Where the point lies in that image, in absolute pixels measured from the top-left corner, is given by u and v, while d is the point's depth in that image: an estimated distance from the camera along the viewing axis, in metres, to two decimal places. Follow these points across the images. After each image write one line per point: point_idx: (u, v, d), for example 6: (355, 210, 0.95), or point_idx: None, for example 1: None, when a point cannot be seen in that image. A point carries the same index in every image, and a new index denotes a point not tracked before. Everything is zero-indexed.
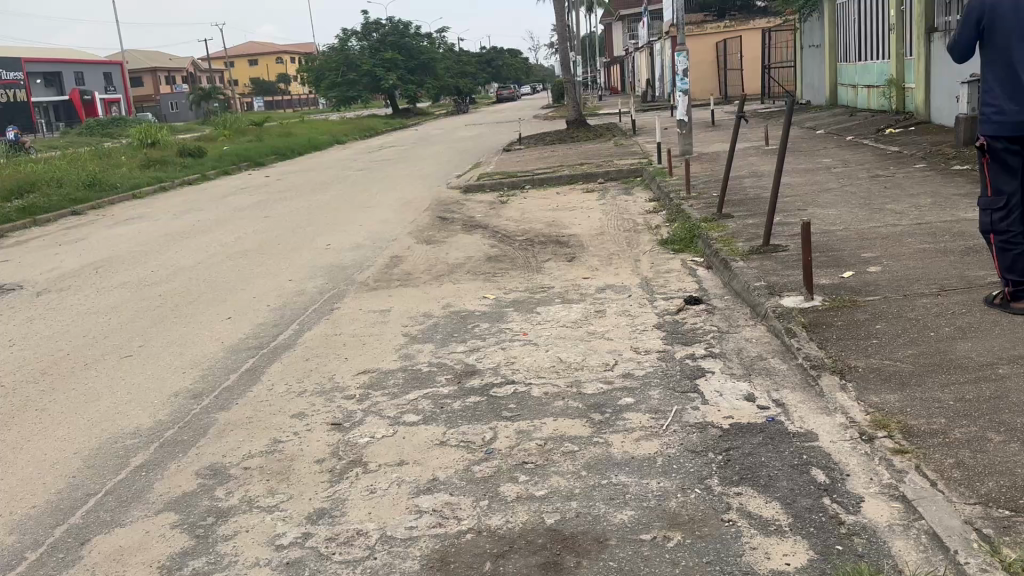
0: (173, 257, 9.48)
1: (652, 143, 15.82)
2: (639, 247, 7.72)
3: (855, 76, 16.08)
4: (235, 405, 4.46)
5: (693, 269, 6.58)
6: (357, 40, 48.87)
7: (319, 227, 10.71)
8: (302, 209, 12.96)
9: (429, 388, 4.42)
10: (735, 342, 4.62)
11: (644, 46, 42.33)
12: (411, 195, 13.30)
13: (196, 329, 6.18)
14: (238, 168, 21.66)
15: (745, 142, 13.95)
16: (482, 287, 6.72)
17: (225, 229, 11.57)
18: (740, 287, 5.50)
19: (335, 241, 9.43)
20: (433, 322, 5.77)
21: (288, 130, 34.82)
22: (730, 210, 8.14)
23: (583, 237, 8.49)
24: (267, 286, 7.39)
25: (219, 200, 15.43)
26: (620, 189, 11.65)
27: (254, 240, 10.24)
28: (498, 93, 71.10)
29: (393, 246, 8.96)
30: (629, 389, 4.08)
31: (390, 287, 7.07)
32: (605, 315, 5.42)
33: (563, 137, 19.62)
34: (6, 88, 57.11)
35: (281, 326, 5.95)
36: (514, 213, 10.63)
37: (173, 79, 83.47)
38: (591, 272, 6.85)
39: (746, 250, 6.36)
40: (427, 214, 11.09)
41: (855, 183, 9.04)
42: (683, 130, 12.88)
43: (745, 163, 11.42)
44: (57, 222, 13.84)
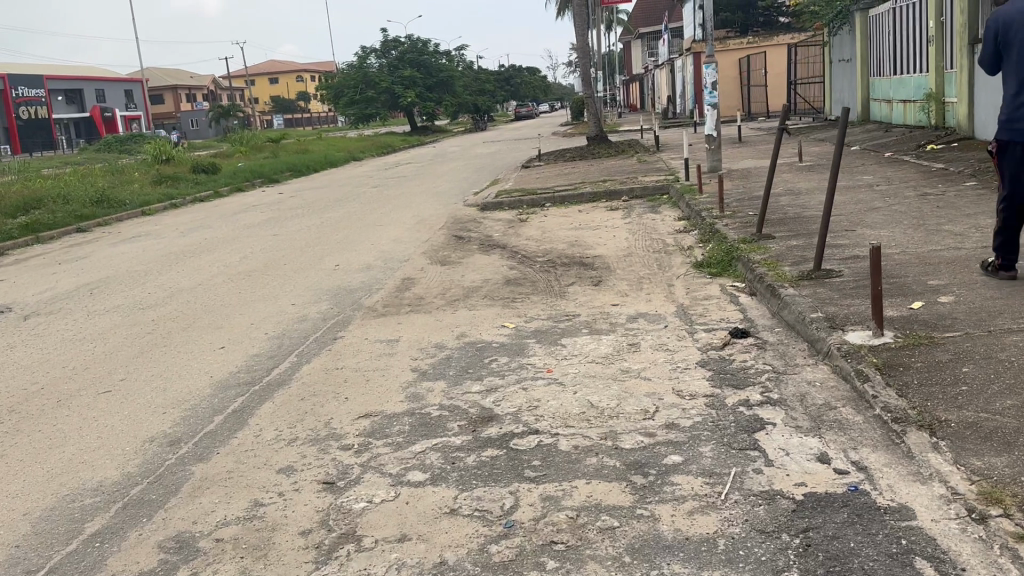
0: (173, 278, 8.98)
1: (678, 159, 15.20)
2: (671, 270, 7.08)
3: (889, 91, 15.41)
4: (216, 456, 3.88)
5: (734, 295, 5.94)
6: (376, 58, 48.90)
7: (328, 246, 10.16)
8: (312, 227, 12.45)
9: (438, 438, 3.79)
10: (796, 388, 3.98)
11: (665, 64, 41.80)
12: (426, 212, 12.77)
13: (185, 360, 5.62)
14: (251, 184, 21.29)
15: (776, 158, 13.29)
16: (500, 315, 6.11)
17: (230, 248, 11.07)
18: (793, 318, 4.88)
19: (344, 262, 8.87)
20: (445, 354, 5.17)
21: (305, 147, 34.58)
22: (770, 230, 7.50)
23: (608, 259, 7.86)
24: (266, 312, 6.83)
25: (228, 218, 14.98)
26: (646, 207, 11.03)
27: (260, 260, 9.72)
28: (517, 111, 70.86)
29: (405, 267, 8.38)
30: (675, 444, 3.44)
31: (399, 312, 6.49)
32: (639, 349, 4.79)
33: (584, 153, 19.06)
34: (28, 106, 57.83)
35: (276, 358, 5.37)
36: (534, 232, 10.04)
37: (194, 97, 84.21)
38: (620, 298, 6.23)
39: (795, 275, 5.74)
40: (442, 233, 10.52)
41: (903, 202, 8.36)
42: (711, 145, 12.28)
43: (780, 180, 10.77)
44: (61, 240, 13.45)
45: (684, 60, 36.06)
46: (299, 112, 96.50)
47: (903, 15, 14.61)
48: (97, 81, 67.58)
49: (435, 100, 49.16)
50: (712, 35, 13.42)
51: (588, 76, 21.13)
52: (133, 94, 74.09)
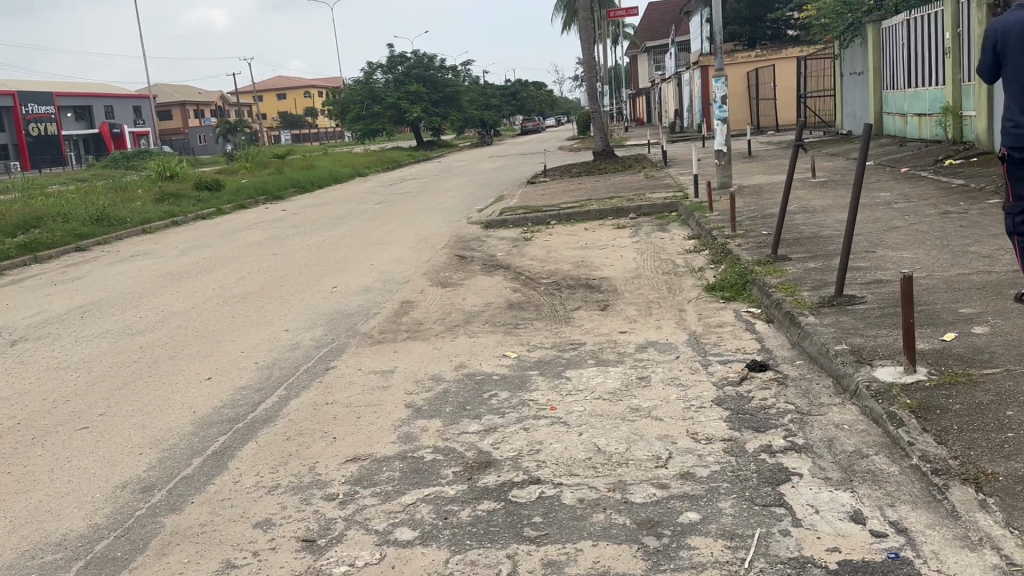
0: (167, 301, 8.71)
1: (687, 175, 14.91)
2: (682, 293, 6.77)
3: (904, 104, 15.10)
4: (190, 505, 3.56)
5: (750, 322, 5.62)
6: (382, 73, 48.94)
7: (328, 267, 9.88)
8: (313, 246, 12.19)
9: (430, 487, 3.47)
10: (823, 432, 3.66)
11: (671, 78, 41.64)
12: (429, 230, 12.49)
13: (169, 393, 5.32)
14: (255, 201, 21.09)
15: (788, 174, 12.98)
16: (502, 343, 5.79)
17: (229, 268, 10.80)
18: (816, 350, 4.58)
19: (343, 283, 8.58)
20: (442, 387, 4.85)
21: (311, 163, 34.46)
22: (785, 251, 7.17)
23: (616, 281, 7.54)
24: (258, 339, 6.53)
25: (229, 236, 14.75)
26: (654, 225, 10.73)
27: (257, 281, 9.44)
28: (523, 126, 70.90)
29: (404, 290, 8.08)
30: (691, 499, 3.11)
31: (395, 339, 6.18)
32: (649, 384, 4.46)
33: (590, 169, 18.79)
34: (37, 122, 58.12)
35: (264, 392, 5.06)
36: (539, 252, 9.73)
37: (202, 113, 84.58)
38: (628, 324, 5.91)
39: (815, 302, 5.44)
40: (444, 252, 10.24)
41: (924, 220, 8.03)
42: (722, 160, 12.01)
43: (793, 197, 10.45)
44: (59, 259, 13.23)
45: (691, 73, 35.88)
46: (307, 127, 96.84)
47: (917, 27, 14.35)
48: (106, 98, 67.94)
49: (441, 115, 49.09)
50: (721, 48, 13.13)
51: (595, 90, 20.88)
52: (141, 110, 74.41)
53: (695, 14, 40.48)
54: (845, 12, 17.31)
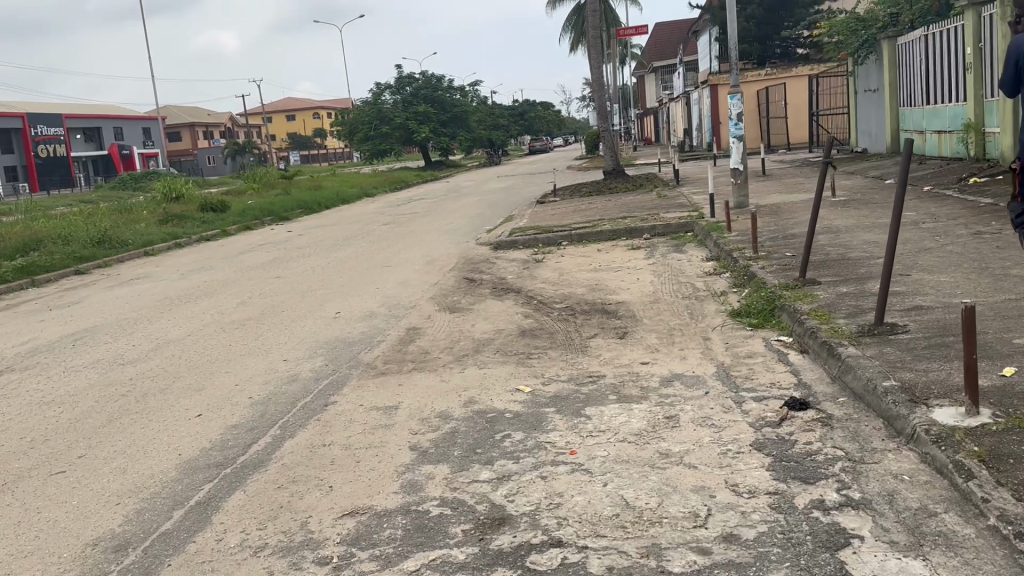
0: (163, 328, 8.35)
1: (701, 194, 14.53)
2: (706, 319, 6.35)
3: (923, 121, 14.72)
4: (165, 569, 3.16)
5: (782, 353, 5.21)
6: (390, 94, 48.96)
7: (331, 291, 9.52)
8: (317, 269, 11.84)
9: (436, 549, 3.06)
10: (881, 484, 3.25)
11: (680, 97, 41.46)
12: (436, 252, 12.13)
13: (155, 433, 4.94)
14: (260, 222, 20.83)
15: (807, 193, 12.59)
16: (514, 375, 5.38)
17: (229, 293, 10.46)
18: (861, 387, 4.18)
19: (345, 308, 8.20)
20: (450, 426, 4.42)
21: (318, 183, 34.29)
22: (813, 275, 6.76)
23: (633, 306, 7.14)
24: (254, 370, 6.15)
25: (232, 258, 14.44)
26: (670, 246, 10.34)
27: (258, 306, 9.08)
28: (531, 145, 70.86)
29: (410, 315, 7.70)
30: (737, 569, 2.70)
31: (400, 370, 5.78)
32: (678, 425, 4.04)
33: (600, 188, 18.44)
34: (47, 144, 58.40)
35: (257, 433, 4.66)
36: (551, 274, 9.34)
37: (211, 134, 84.94)
38: (650, 354, 5.50)
39: (853, 331, 5.04)
40: (453, 275, 9.86)
41: (957, 241, 7.62)
42: (738, 179, 11.65)
43: (815, 217, 10.04)
44: (57, 283, 12.94)
45: (700, 92, 35.62)
46: (315, 148, 97.15)
47: (935, 43, 14.00)
48: (115, 120, 68.30)
49: (449, 135, 48.98)
50: (735, 63, 12.76)
51: (604, 109, 20.55)
52: (150, 131, 74.75)
53: (704, 33, 40.32)
54: (858, 29, 16.97)
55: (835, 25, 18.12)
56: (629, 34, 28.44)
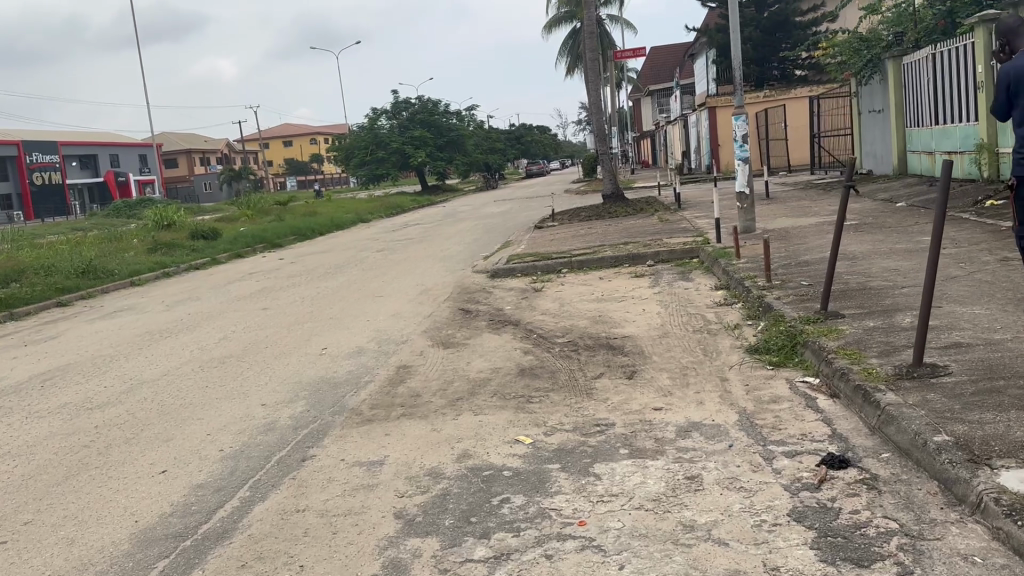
0: (138, 367, 7.84)
1: (704, 218, 14.09)
2: (721, 356, 5.85)
3: (932, 141, 14.33)
4: None
5: (811, 397, 4.72)
6: (386, 119, 48.82)
7: (319, 323, 9.02)
8: (307, 299, 11.34)
9: None
10: (949, 569, 2.73)
11: (677, 121, 41.31)
12: (431, 281, 11.65)
13: (113, 494, 4.42)
14: (251, 249, 20.39)
15: (815, 218, 12.14)
16: (513, 421, 4.85)
17: (213, 326, 9.97)
18: (908, 442, 3.68)
19: (333, 344, 7.70)
20: (441, 488, 3.90)
21: (313, 209, 33.92)
22: (835, 307, 6.26)
23: (641, 341, 6.64)
24: (230, 417, 5.64)
25: (220, 288, 13.95)
26: (675, 273, 9.87)
27: (240, 341, 8.58)
28: (528, 169, 70.72)
29: (402, 351, 7.19)
30: None
31: (386, 416, 5.24)
32: (702, 488, 3.53)
33: (600, 212, 18.01)
34: (42, 171, 58.21)
35: (224, 495, 4.14)
36: (551, 305, 8.84)
37: (208, 160, 84.83)
38: (663, 399, 4.98)
39: (889, 374, 4.54)
40: (448, 306, 9.36)
41: (984, 269, 7.15)
42: (745, 203, 11.23)
43: (827, 243, 9.58)
44: (37, 316, 12.46)
45: (698, 115, 35.40)
46: (312, 173, 97.05)
47: (943, 62, 13.66)
48: (112, 147, 68.22)
49: (446, 159, 48.78)
50: (739, 82, 12.35)
51: (603, 131, 20.18)
52: (147, 158, 74.66)
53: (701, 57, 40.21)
54: (862, 49, 16.69)
55: (837, 46, 17.80)
56: (626, 58, 28.08)
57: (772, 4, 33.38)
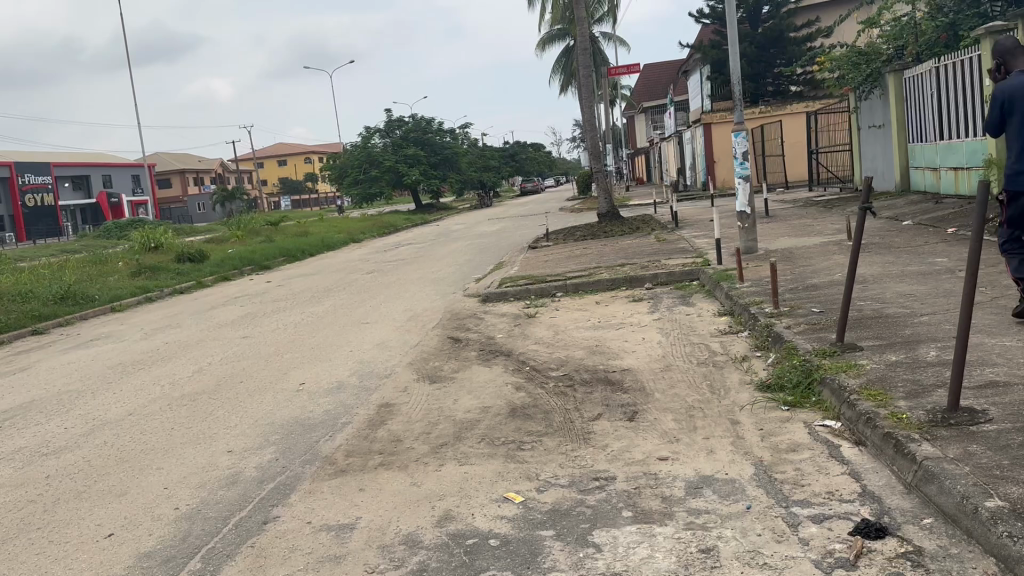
0: (103, 404, 7.31)
1: (702, 238, 13.65)
2: (730, 394, 5.37)
3: (936, 157, 13.96)
4: None
5: (834, 445, 4.24)
6: (380, 137, 48.54)
7: (299, 354, 8.52)
8: (290, 326, 10.83)
9: None
10: None
11: (671, 138, 41.03)
12: (420, 306, 11.16)
13: (47, 563, 3.89)
14: (239, 272, 19.91)
15: (819, 237, 11.71)
16: (502, 473, 4.35)
17: (190, 357, 9.45)
18: (955, 507, 3.21)
19: (311, 379, 7.20)
20: (417, 561, 3.39)
21: (305, 229, 33.46)
22: (852, 339, 5.79)
23: (641, 374, 6.16)
24: (190, 469, 5.13)
25: (202, 314, 13.46)
26: (676, 297, 9.40)
27: (215, 374, 8.07)
28: (523, 187, 70.47)
29: (385, 387, 6.70)
30: None
31: (362, 466, 4.74)
32: (720, 565, 3.04)
33: (595, 231, 17.56)
34: (35, 193, 57.83)
35: (171, 568, 3.62)
36: (544, 333, 8.35)
37: (202, 180, 84.50)
38: (669, 446, 4.49)
39: (921, 419, 4.07)
40: (436, 334, 8.87)
41: (1007, 294, 6.69)
42: (746, 223, 10.80)
43: (835, 265, 9.13)
44: (9, 346, 11.93)
45: (693, 132, 35.15)
46: (306, 193, 96.80)
47: (948, 76, 13.28)
48: (105, 167, 67.92)
49: (440, 178, 48.49)
50: (739, 97, 11.93)
51: (597, 149, 19.77)
52: (140, 178, 74.29)
53: (695, 73, 40.02)
54: (861, 63, 16.36)
55: (835, 61, 17.40)
56: (619, 74, 27.66)
57: (765, 20, 33.17)
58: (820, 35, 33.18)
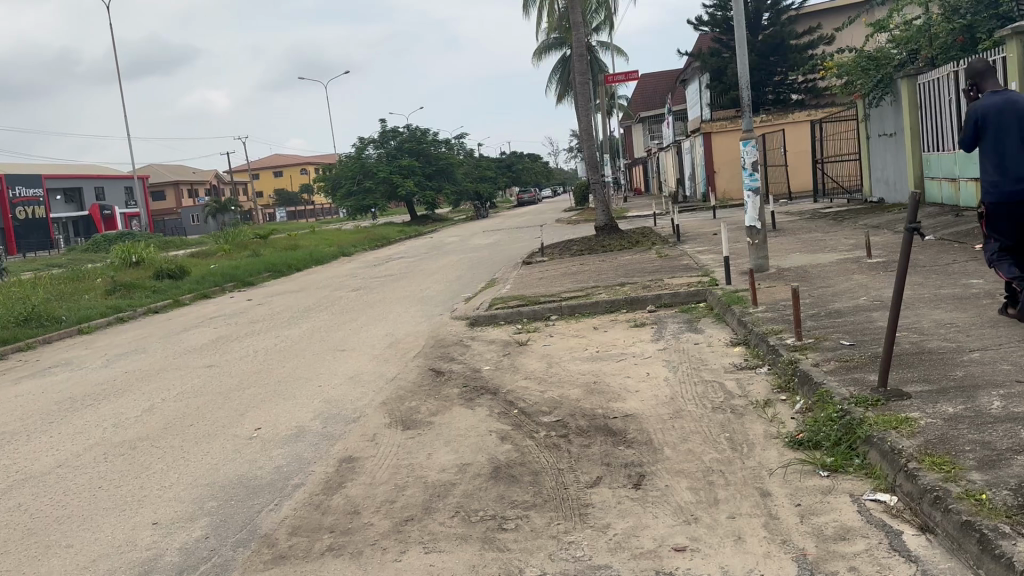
0: (31, 452, 6.42)
1: (707, 254, 12.79)
2: (757, 454, 4.50)
3: (954, 167, 13.16)
4: None
5: (893, 532, 3.39)
6: (374, 148, 47.79)
7: (262, 390, 7.64)
8: (259, 353, 9.94)
9: None
10: None
11: (670, 148, 40.30)
12: (402, 330, 10.28)
13: None
14: (220, 288, 19.07)
15: (834, 253, 10.86)
16: (476, 569, 3.46)
17: (145, 391, 8.57)
18: None
19: (268, 423, 6.31)
20: None
21: (295, 242, 32.59)
22: (896, 384, 4.91)
23: (646, 423, 5.27)
24: (102, 548, 4.23)
25: (172, 338, 12.57)
26: (682, 323, 8.53)
27: (165, 415, 7.19)
28: (519, 199, 69.75)
29: (351, 434, 5.81)
30: None
31: (307, 551, 3.85)
32: None
33: (592, 245, 16.70)
34: (26, 206, 56.93)
35: None
36: (536, 365, 7.47)
37: (196, 193, 83.75)
38: (684, 529, 3.61)
39: (1011, 502, 3.18)
40: (417, 366, 7.98)
41: None
42: (754, 240, 9.98)
43: (858, 288, 8.28)
44: None
45: (692, 141, 34.34)
46: (301, 205, 96.05)
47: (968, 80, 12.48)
48: (97, 179, 67.13)
49: (435, 189, 47.69)
50: (747, 102, 11.08)
51: (594, 159, 18.89)
52: (133, 190, 73.45)
53: (693, 82, 39.41)
54: (871, 68, 15.73)
55: (842, 66, 16.54)
56: (616, 81, 26.82)
57: (765, 27, 32.42)
58: (822, 42, 32.47)
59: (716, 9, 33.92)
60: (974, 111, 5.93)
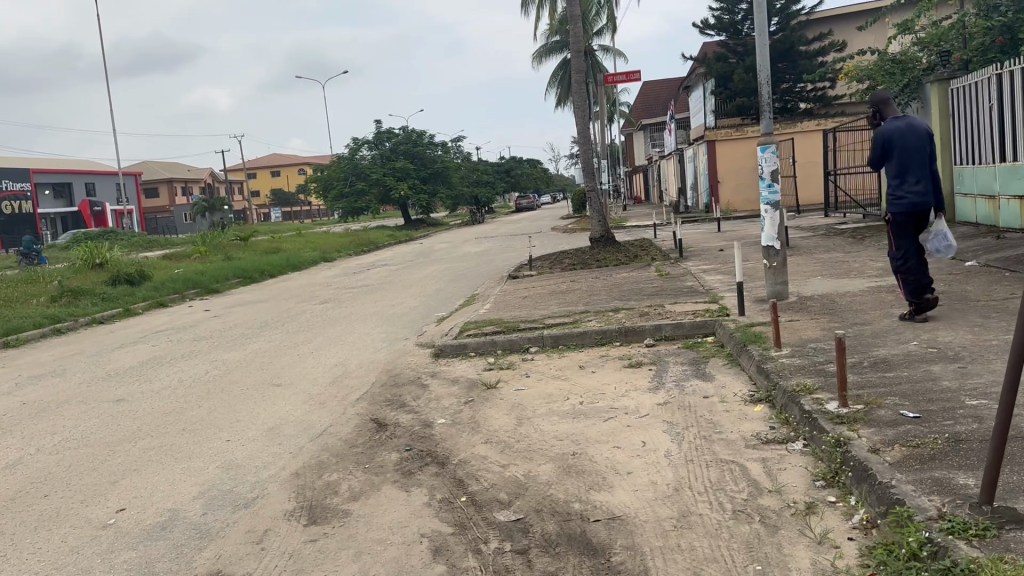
0: None
1: (714, 275, 11.24)
2: None
3: (996, 182, 11.70)
4: None
5: None
6: (368, 149, 46.17)
7: (157, 443, 6.06)
8: (182, 384, 8.35)
9: None
10: None
11: (671, 156, 38.75)
12: (354, 359, 8.69)
13: None
14: (179, 298, 17.49)
15: (863, 279, 9.32)
16: None
17: (29, 433, 6.99)
18: None
19: (138, 504, 4.75)
20: None
21: (278, 245, 30.94)
22: (1009, 500, 3.34)
23: (642, 535, 3.70)
24: None
25: (101, 357, 10.96)
26: (687, 365, 6.97)
27: (23, 476, 5.60)
28: (517, 203, 67.99)
29: (235, 527, 4.26)
30: None
31: None
32: None
33: (585, 259, 15.14)
34: (13, 200, 55.12)
35: None
36: (502, 421, 5.88)
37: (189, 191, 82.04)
38: None
39: None
40: (356, 414, 6.39)
41: None
42: (770, 262, 8.47)
43: (904, 327, 6.72)
44: None
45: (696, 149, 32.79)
46: (297, 205, 94.29)
47: (1011, 83, 10.95)
48: (86, 174, 65.51)
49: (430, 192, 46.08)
50: (765, 101, 9.54)
51: (590, 164, 17.31)
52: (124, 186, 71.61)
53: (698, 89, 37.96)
54: (896, 73, 14.26)
55: (863, 69, 15.05)
56: (616, 83, 25.21)
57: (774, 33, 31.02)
58: (834, 48, 31.07)
59: (723, 13, 32.48)
60: (881, 135, 6.88)
